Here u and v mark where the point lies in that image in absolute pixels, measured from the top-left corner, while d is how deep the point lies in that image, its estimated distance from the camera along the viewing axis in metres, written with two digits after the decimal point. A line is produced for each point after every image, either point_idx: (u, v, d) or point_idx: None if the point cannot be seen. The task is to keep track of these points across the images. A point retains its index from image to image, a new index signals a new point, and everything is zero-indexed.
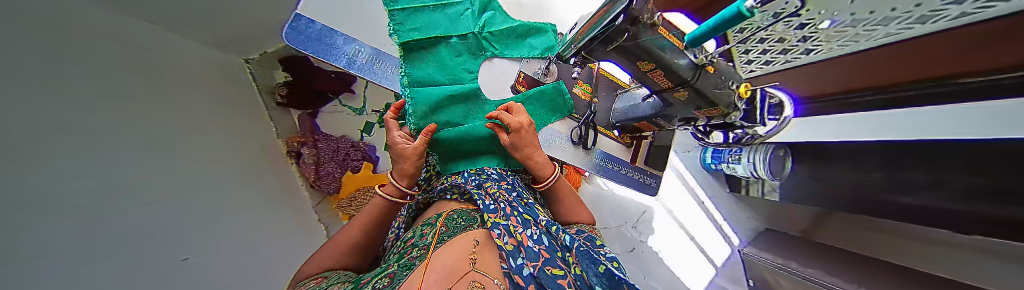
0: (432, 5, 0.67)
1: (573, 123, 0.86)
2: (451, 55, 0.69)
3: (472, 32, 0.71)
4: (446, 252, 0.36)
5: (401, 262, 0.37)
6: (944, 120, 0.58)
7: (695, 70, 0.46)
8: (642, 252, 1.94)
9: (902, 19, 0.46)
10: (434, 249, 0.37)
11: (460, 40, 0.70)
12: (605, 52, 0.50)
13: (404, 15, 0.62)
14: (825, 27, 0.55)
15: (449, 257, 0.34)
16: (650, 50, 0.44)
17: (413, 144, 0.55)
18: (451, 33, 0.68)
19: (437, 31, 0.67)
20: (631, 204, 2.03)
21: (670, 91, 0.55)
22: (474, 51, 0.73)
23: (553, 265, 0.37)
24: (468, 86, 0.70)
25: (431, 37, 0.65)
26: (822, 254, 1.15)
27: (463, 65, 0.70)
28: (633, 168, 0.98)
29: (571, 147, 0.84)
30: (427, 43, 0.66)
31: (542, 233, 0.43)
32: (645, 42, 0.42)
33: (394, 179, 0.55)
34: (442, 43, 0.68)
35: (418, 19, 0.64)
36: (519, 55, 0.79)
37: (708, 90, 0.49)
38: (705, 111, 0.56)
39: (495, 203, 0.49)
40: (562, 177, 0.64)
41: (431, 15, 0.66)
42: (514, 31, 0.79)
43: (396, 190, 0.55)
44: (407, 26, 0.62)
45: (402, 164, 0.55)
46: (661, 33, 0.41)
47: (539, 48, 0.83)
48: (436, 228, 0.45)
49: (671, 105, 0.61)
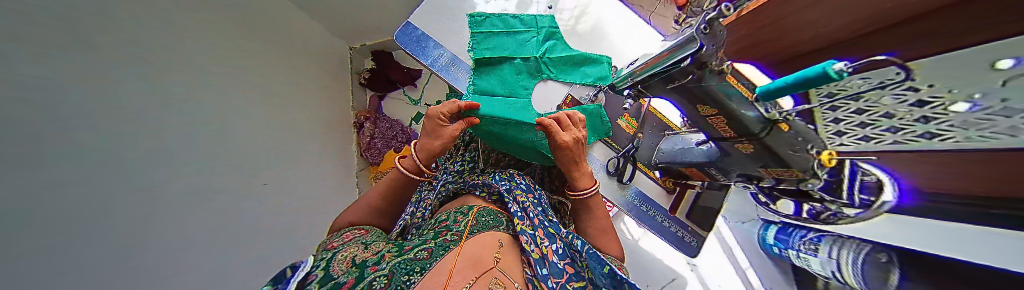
0: (505, 31, 0.79)
1: (612, 153, 0.87)
2: (512, 73, 0.78)
3: (532, 56, 0.80)
4: (474, 242, 0.39)
5: (438, 242, 0.40)
6: (951, 242, 0.47)
7: (767, 121, 0.41)
8: None
9: (1000, 113, 0.28)
10: (467, 237, 0.40)
11: (522, 59, 0.79)
12: (663, 89, 0.51)
13: (482, 37, 0.77)
14: (952, 110, 0.36)
15: (478, 249, 0.37)
16: (716, 95, 0.42)
17: (451, 127, 0.60)
18: (515, 54, 0.78)
19: (504, 52, 0.78)
20: (658, 264, 1.76)
21: (733, 140, 0.51)
22: (532, 72, 0.81)
23: (573, 278, 0.40)
24: (521, 99, 0.77)
25: (499, 56, 0.76)
26: None
27: (521, 82, 0.78)
28: (671, 217, 0.89)
29: (606, 177, 0.85)
30: (494, 59, 0.76)
31: (565, 245, 0.45)
32: (709, 86, 0.42)
33: (417, 152, 0.60)
34: (506, 60, 0.77)
35: (492, 40, 0.77)
36: (571, 80, 0.84)
37: (782, 150, 0.43)
38: (775, 171, 0.49)
39: (522, 211, 0.50)
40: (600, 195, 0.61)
41: (503, 39, 0.78)
42: (571, 60, 0.86)
43: (415, 166, 0.60)
44: (483, 45, 0.76)
45: (434, 140, 0.59)
46: (731, 81, 0.40)
47: (592, 76, 0.87)
48: (467, 219, 0.47)
49: (731, 156, 0.56)
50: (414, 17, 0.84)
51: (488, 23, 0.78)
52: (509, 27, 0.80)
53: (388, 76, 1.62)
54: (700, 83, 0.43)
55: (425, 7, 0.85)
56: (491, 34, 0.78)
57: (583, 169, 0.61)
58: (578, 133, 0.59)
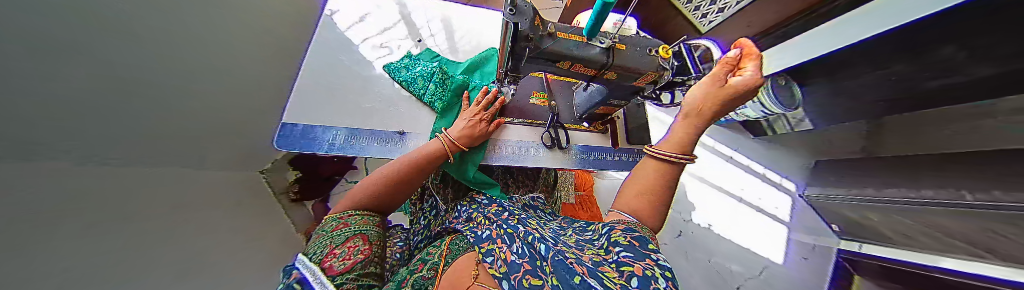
0: (401, 64, 0.75)
1: (540, 129, 0.75)
2: (427, 91, 0.70)
3: (437, 67, 0.74)
4: (449, 280, 0.34)
5: (415, 281, 0.37)
6: (860, 21, 0.85)
7: (603, 51, 0.36)
8: (694, 233, 1.75)
9: None
10: (442, 270, 0.38)
11: (435, 76, 0.71)
12: (521, 69, 0.41)
13: (393, 69, 0.74)
14: None
15: (453, 276, 0.35)
16: (561, 53, 0.35)
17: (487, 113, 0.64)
18: (428, 76, 0.72)
19: (411, 79, 0.72)
20: None
21: (600, 76, 0.41)
22: (438, 74, 0.72)
23: (531, 275, 0.27)
24: (443, 110, 0.69)
25: (412, 76, 0.72)
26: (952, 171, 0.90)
27: (434, 95, 0.69)
28: (618, 151, 0.78)
29: (548, 152, 0.71)
30: (418, 91, 0.71)
31: (528, 247, 0.37)
32: (550, 48, 0.34)
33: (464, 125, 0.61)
34: (420, 85, 0.71)
35: (403, 75, 0.72)
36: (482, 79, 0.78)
37: (637, 65, 0.38)
38: (642, 80, 0.43)
39: (486, 231, 0.45)
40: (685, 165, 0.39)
41: (403, 71, 0.74)
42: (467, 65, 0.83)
43: (459, 137, 0.59)
44: (402, 75, 0.72)
45: (477, 123, 0.62)
46: (561, 36, 0.35)
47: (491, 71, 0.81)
48: (441, 250, 0.45)
49: (609, 90, 0.48)
50: (286, 115, 0.61)
51: (399, 67, 0.74)
52: (407, 61, 0.77)
53: (321, 174, 1.47)
54: (542, 53, 0.35)
55: (298, 94, 0.64)
56: (402, 66, 0.75)
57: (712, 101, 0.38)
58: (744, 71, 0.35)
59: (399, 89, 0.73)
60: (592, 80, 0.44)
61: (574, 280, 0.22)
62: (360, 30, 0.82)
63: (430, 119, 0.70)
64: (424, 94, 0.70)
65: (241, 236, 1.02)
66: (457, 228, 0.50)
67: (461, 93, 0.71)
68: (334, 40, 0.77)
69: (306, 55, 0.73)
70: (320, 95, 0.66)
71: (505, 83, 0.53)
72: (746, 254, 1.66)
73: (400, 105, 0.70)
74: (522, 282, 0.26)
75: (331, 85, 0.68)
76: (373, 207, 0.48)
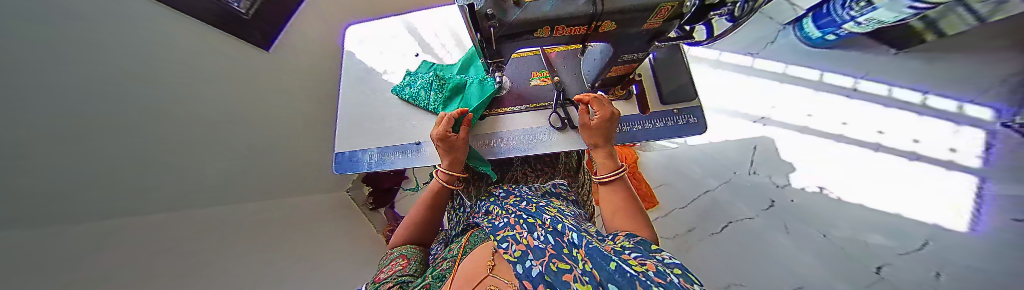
0: (404, 82, 0.81)
1: (548, 112, 0.69)
2: (428, 101, 0.74)
3: (433, 75, 0.78)
4: (465, 269, 0.35)
5: (434, 275, 0.38)
6: None
7: (586, 2, 0.27)
8: (794, 201, 1.33)
9: None
10: (460, 260, 0.40)
11: (434, 84, 0.75)
12: (502, 50, 0.37)
13: (400, 88, 0.80)
14: None
15: (470, 264, 0.36)
16: (533, 20, 0.29)
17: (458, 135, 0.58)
18: (428, 86, 0.76)
19: (415, 93, 0.77)
20: (728, 146, 1.54)
21: (594, 31, 0.33)
22: (436, 82, 0.76)
23: (558, 259, 0.26)
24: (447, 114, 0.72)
25: (414, 91, 0.77)
26: None
27: (434, 103, 0.73)
28: (651, 116, 0.64)
29: (559, 134, 0.65)
30: (422, 103, 0.75)
31: (551, 234, 0.35)
32: (519, 17, 0.29)
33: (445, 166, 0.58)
34: (423, 97, 0.75)
35: (407, 92, 0.78)
36: (478, 74, 0.79)
37: (637, 2, 0.28)
38: (656, 17, 0.32)
39: (503, 221, 0.44)
40: (618, 165, 0.50)
41: (407, 88, 0.79)
42: (461, 66, 0.84)
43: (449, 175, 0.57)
44: (407, 92, 0.78)
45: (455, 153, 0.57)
46: None
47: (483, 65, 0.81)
48: (462, 243, 0.48)
49: (612, 44, 0.39)
50: (337, 145, 0.75)
51: (404, 85, 0.80)
52: (409, 77, 0.82)
53: (383, 186, 1.61)
54: (509, 28, 0.30)
55: (341, 126, 0.77)
56: (405, 85, 0.80)
57: (597, 130, 0.53)
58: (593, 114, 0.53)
59: (408, 106, 0.78)
60: (585, 41, 0.37)
61: (609, 266, 0.22)
62: (370, 60, 0.91)
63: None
64: (428, 104, 0.75)
65: (342, 237, 1.32)
66: (478, 223, 0.52)
67: (458, 94, 0.74)
68: (355, 73, 0.87)
69: (340, 90, 0.85)
70: (354, 124, 0.77)
71: (495, 72, 0.49)
72: None
73: (412, 119, 0.76)
74: (550, 266, 0.25)
75: (360, 113, 0.79)
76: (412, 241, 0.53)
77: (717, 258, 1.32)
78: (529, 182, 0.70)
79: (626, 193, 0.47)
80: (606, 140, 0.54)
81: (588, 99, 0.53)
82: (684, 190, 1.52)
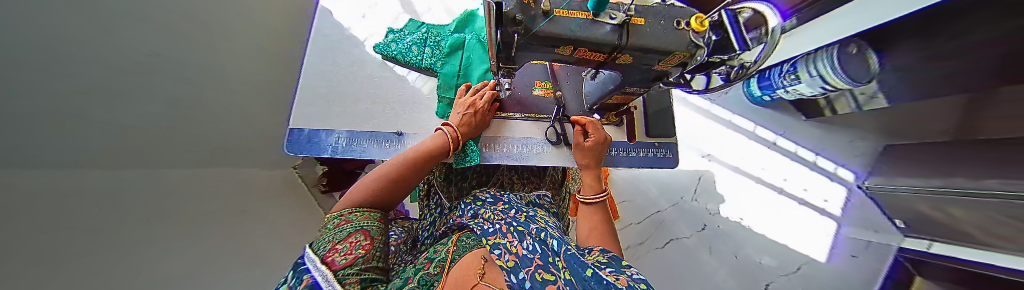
0: (388, 39, 0.75)
1: (546, 124, 0.70)
2: (422, 57, 0.72)
3: (426, 32, 0.78)
4: (455, 277, 0.33)
5: (419, 279, 0.34)
6: None
7: (615, 29, 0.28)
8: (720, 227, 1.60)
9: None
10: (446, 266, 0.38)
11: (427, 41, 0.76)
12: (518, 57, 0.35)
13: (385, 45, 0.73)
14: None
15: (461, 271, 0.34)
16: (563, 36, 0.28)
17: (481, 101, 0.60)
18: (421, 43, 0.75)
19: (403, 51, 0.73)
20: (679, 174, 1.75)
21: (611, 61, 0.34)
22: (429, 39, 0.77)
23: (544, 270, 0.26)
24: (444, 69, 0.70)
25: (404, 46, 0.74)
26: None
27: (427, 60, 0.72)
28: (635, 145, 0.70)
29: (553, 149, 0.67)
30: (413, 59, 0.72)
31: (538, 242, 0.35)
32: (544, 30, 0.28)
33: (456, 124, 0.56)
34: (415, 53, 0.73)
35: (393, 49, 0.73)
36: (474, 33, 0.79)
37: (664, 42, 0.30)
38: (666, 62, 0.34)
39: (494, 226, 0.43)
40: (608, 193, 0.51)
41: (391, 45, 0.74)
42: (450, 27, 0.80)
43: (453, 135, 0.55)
44: (394, 48, 0.73)
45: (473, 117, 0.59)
46: (563, 15, 0.28)
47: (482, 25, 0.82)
48: (447, 246, 0.44)
49: (623, 73, 0.40)
50: (293, 119, 0.62)
51: (391, 40, 0.75)
52: (391, 35, 0.76)
53: (346, 169, 1.35)
54: (535, 39, 0.29)
55: (303, 96, 0.65)
56: (389, 42, 0.74)
57: (585, 154, 0.58)
58: (591, 135, 0.59)
59: (397, 67, 0.73)
60: (600, 67, 0.38)
61: (587, 273, 0.22)
62: (348, 25, 0.78)
63: (432, 89, 0.72)
64: (421, 60, 0.72)
65: (297, 213, 1.16)
66: (463, 225, 0.49)
67: (458, 50, 0.74)
68: (325, 39, 0.73)
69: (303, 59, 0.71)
70: (323, 94, 0.66)
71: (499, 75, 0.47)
72: (778, 249, 1.50)
73: (410, 71, 0.73)
74: (536, 278, 0.25)
75: (333, 83, 0.68)
76: (379, 202, 0.42)
77: (658, 269, 1.49)
78: (514, 189, 0.68)
79: (607, 220, 0.48)
80: (595, 164, 0.58)
81: (583, 121, 0.61)
82: (642, 208, 1.68)
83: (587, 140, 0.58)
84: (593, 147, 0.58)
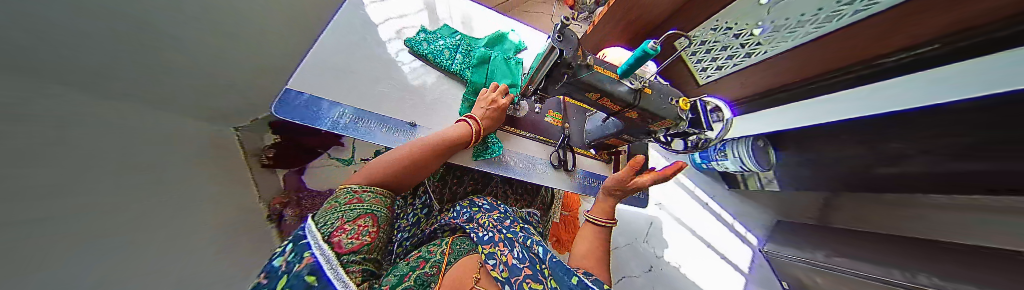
0: (421, 38, 0.79)
1: (550, 148, 0.77)
2: (453, 61, 0.78)
3: (459, 40, 0.85)
4: (450, 279, 0.33)
5: (413, 276, 0.34)
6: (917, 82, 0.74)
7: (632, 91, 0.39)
8: (663, 270, 1.80)
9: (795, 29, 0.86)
10: (438, 267, 0.37)
11: (459, 48, 0.82)
12: (556, 90, 0.44)
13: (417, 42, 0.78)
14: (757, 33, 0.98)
15: (454, 275, 0.34)
16: (595, 85, 0.38)
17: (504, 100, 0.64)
18: (453, 48, 0.82)
19: (435, 53, 0.78)
20: (637, 217, 1.97)
21: (622, 113, 0.45)
22: (462, 47, 0.84)
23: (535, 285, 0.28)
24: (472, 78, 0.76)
25: (437, 48, 0.79)
26: (885, 250, 1.03)
27: (457, 65, 0.78)
28: None
29: (554, 172, 0.73)
30: (444, 61, 0.78)
31: (529, 255, 0.38)
32: (585, 78, 0.38)
33: (478, 118, 0.60)
34: (446, 57, 0.78)
35: (426, 48, 0.78)
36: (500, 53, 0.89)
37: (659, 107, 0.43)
38: (659, 124, 0.47)
39: (490, 233, 0.44)
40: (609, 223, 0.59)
41: (424, 45, 0.78)
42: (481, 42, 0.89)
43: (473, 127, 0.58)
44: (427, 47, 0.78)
45: (495, 112, 0.63)
46: (598, 70, 0.38)
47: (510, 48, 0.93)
48: (441, 246, 0.44)
49: (625, 123, 0.51)
50: (292, 81, 0.57)
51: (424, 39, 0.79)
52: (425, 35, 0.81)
53: (305, 145, 1.21)
54: (578, 81, 0.38)
55: (311, 63, 0.61)
56: (422, 41, 0.79)
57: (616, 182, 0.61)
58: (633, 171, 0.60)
59: (426, 65, 0.78)
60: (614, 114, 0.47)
61: None
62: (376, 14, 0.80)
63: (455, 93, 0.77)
64: (451, 63, 0.78)
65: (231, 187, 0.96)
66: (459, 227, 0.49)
67: (485, 63, 0.81)
68: (351, 20, 0.74)
69: (323, 31, 0.69)
70: (339, 68, 0.65)
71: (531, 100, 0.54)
72: None
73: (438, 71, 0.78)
74: None
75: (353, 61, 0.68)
76: (391, 181, 0.46)
77: None
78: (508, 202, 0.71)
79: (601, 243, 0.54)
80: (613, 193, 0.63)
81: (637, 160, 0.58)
82: None
83: (626, 173, 0.60)
84: (625, 182, 0.61)
